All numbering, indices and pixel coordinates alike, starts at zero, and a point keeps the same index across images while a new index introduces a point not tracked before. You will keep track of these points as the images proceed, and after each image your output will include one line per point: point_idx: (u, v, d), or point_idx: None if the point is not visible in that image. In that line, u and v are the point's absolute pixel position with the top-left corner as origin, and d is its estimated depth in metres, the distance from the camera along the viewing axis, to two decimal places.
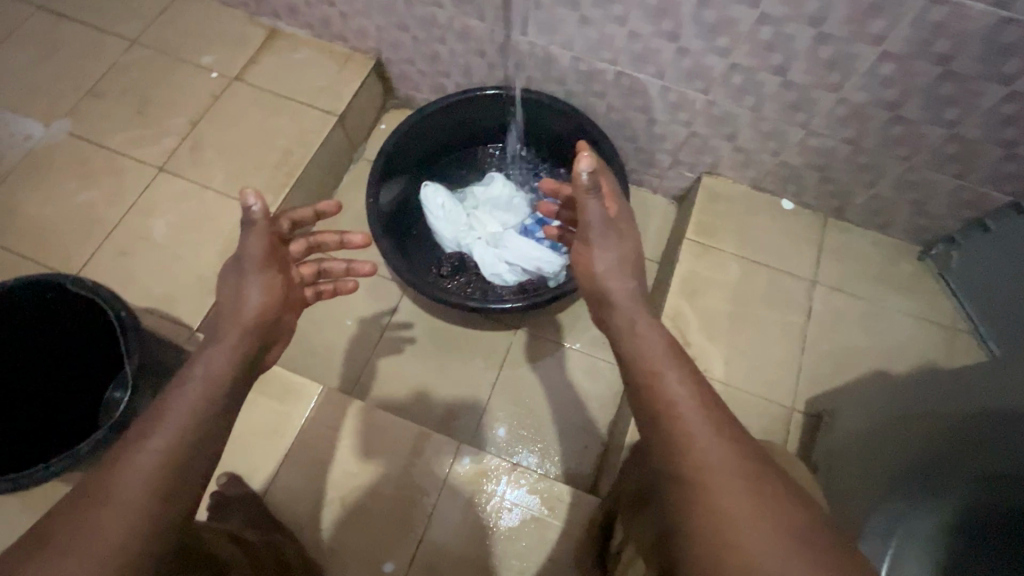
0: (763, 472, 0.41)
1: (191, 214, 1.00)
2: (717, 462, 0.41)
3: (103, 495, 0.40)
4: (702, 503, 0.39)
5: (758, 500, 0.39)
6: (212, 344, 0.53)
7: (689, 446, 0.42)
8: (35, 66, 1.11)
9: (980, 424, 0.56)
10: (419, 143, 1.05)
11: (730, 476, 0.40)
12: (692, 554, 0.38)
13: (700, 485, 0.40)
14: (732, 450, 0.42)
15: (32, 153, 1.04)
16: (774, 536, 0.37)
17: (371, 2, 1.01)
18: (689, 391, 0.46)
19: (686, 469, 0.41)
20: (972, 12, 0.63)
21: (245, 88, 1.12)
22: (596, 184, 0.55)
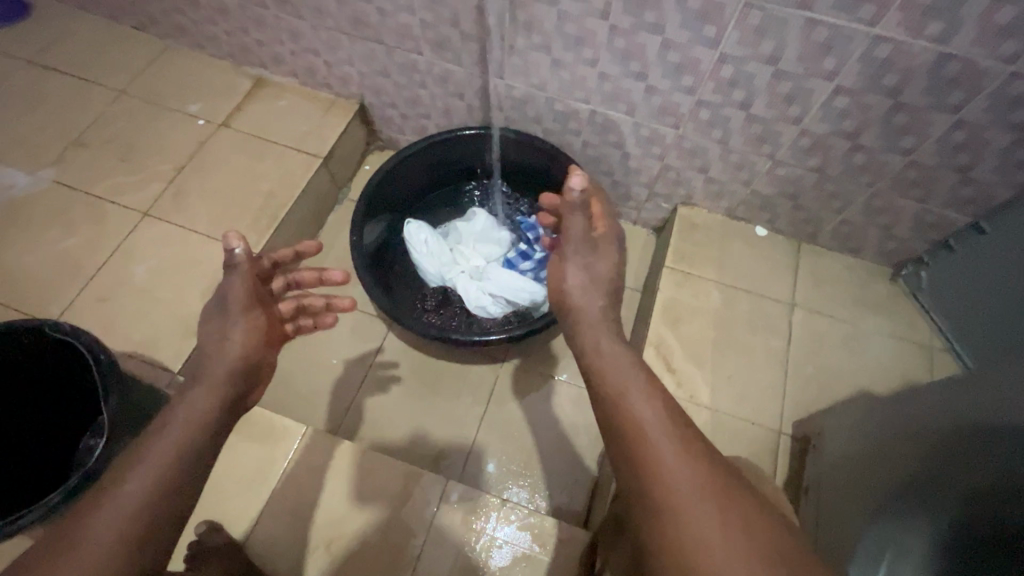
0: (733, 493, 0.41)
1: (174, 258, 1.00)
2: (687, 487, 0.41)
3: (68, 554, 0.40)
4: (676, 531, 0.39)
5: (732, 525, 0.39)
6: (187, 388, 0.53)
7: (662, 470, 0.42)
8: (24, 118, 1.13)
9: (976, 437, 0.56)
10: (402, 182, 1.08)
11: (701, 499, 0.40)
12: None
13: (671, 513, 0.40)
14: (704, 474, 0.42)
15: (16, 202, 1.04)
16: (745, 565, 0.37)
17: (356, 51, 1.05)
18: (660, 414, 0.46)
19: (659, 494, 0.41)
20: (915, 49, 0.68)
21: (231, 134, 1.14)
22: (584, 202, 0.59)
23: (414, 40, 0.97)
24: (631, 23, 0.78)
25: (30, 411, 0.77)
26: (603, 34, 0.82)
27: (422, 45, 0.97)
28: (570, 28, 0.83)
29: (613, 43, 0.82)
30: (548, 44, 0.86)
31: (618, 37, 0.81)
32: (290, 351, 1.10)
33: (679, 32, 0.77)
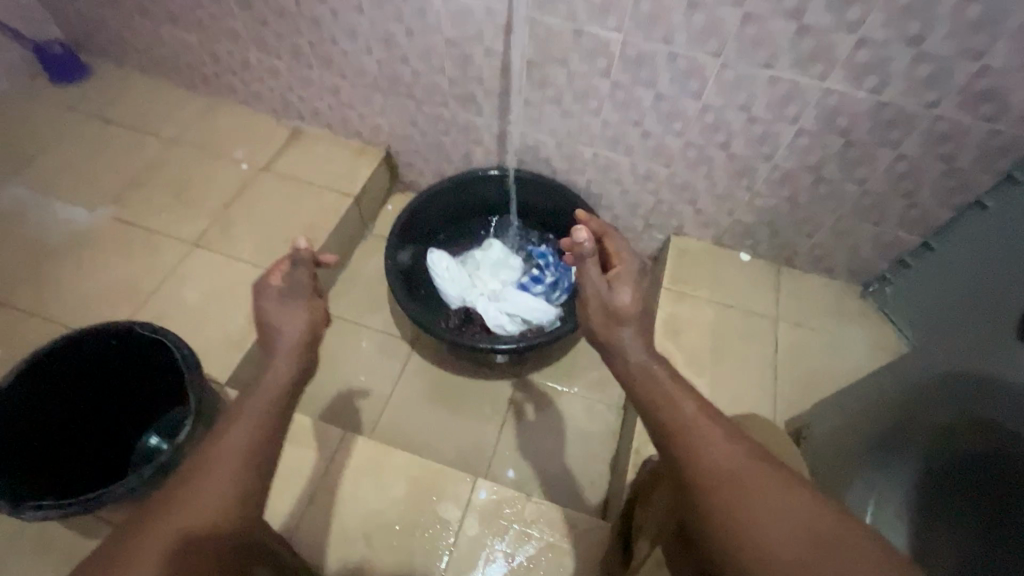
0: (775, 475, 0.48)
1: (221, 283, 1.10)
2: (736, 475, 0.48)
3: (178, 500, 0.48)
4: (733, 516, 0.46)
5: (781, 505, 0.46)
6: (256, 388, 0.58)
7: (702, 451, 0.50)
8: (85, 162, 1.26)
9: (961, 385, 0.63)
10: (428, 215, 1.22)
11: (748, 482, 0.48)
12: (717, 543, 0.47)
13: (725, 499, 0.47)
14: (748, 462, 0.49)
15: (76, 234, 1.15)
16: (797, 536, 0.44)
17: (388, 104, 1.22)
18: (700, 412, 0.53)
19: (714, 485, 0.48)
20: (857, 97, 0.85)
21: (272, 176, 1.28)
22: (593, 248, 0.61)
23: (442, 95, 1.14)
24: (628, 79, 0.95)
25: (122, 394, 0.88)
26: (605, 89, 0.99)
27: (448, 99, 1.14)
28: (577, 84, 1.00)
29: (613, 95, 0.99)
30: (558, 96, 1.03)
31: (618, 90, 0.98)
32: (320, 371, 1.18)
33: (668, 86, 0.94)
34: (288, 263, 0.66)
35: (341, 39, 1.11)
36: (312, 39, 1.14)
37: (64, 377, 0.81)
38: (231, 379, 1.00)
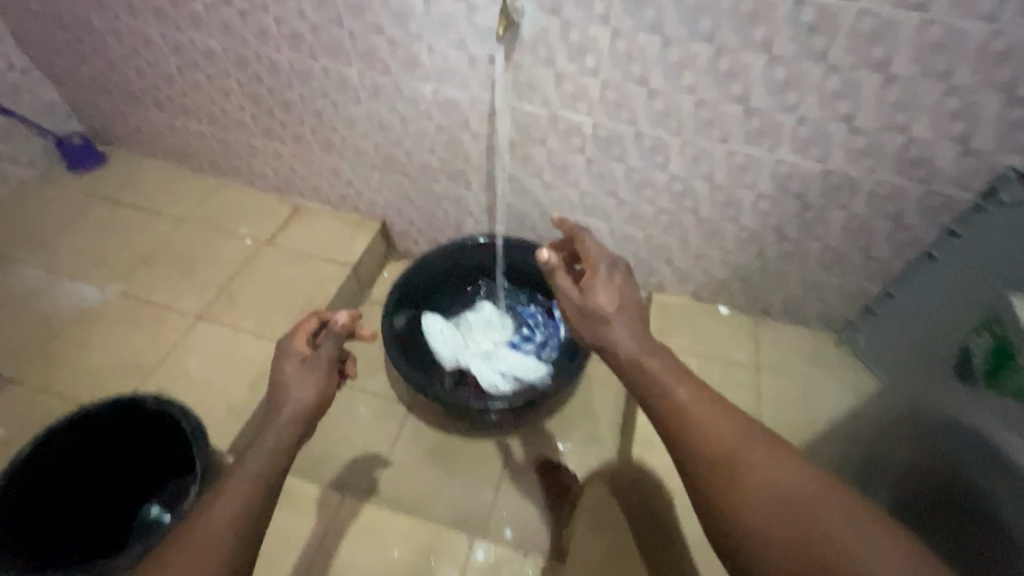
0: (765, 452, 0.62)
1: (224, 353, 1.15)
2: (727, 454, 0.62)
3: (196, 536, 0.61)
4: (738, 494, 0.60)
5: (772, 479, 0.60)
6: (265, 443, 0.69)
7: (698, 423, 0.64)
8: (97, 243, 1.34)
9: (974, 447, 0.66)
10: (421, 282, 1.28)
11: (740, 444, 0.62)
12: (704, 499, 0.63)
13: (728, 484, 0.61)
14: (745, 442, 0.62)
15: (86, 311, 1.20)
16: (787, 503, 0.58)
17: (384, 181, 1.32)
18: (702, 398, 0.66)
19: (712, 472, 0.62)
20: (805, 167, 0.95)
21: (274, 250, 1.36)
22: (557, 266, 0.80)
23: (434, 172, 1.24)
24: (601, 156, 1.06)
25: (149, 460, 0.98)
26: (581, 164, 1.09)
27: (440, 176, 1.24)
28: (556, 161, 1.10)
29: (589, 169, 1.09)
30: (540, 172, 1.14)
31: (593, 165, 1.08)
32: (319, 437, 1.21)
33: (638, 160, 1.04)
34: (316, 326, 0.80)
35: (341, 127, 1.22)
36: (314, 127, 1.25)
37: (78, 448, 0.91)
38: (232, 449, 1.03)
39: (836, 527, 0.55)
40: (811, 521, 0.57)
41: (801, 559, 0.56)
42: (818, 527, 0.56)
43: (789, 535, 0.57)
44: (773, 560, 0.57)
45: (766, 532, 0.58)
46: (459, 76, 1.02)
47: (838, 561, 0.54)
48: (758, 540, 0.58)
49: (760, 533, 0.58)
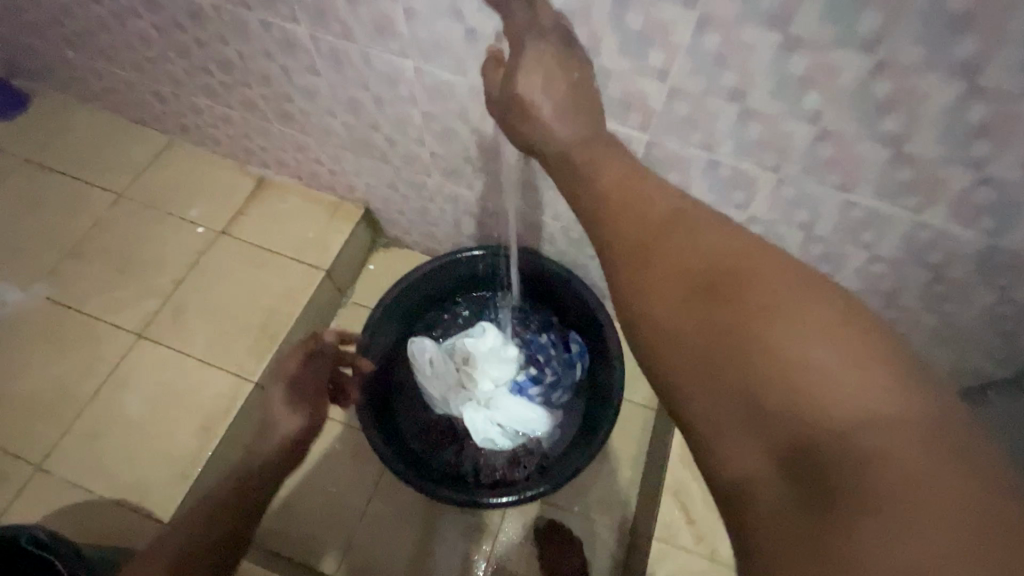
0: (797, 303, 0.36)
1: (168, 388, 0.96)
2: (736, 316, 0.37)
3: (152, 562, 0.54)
4: (703, 346, 0.37)
5: (828, 374, 0.33)
6: (243, 467, 0.64)
7: (674, 237, 0.41)
8: (19, 225, 1.11)
9: None
10: (409, 299, 1.02)
11: (754, 286, 0.37)
12: (713, 363, 0.37)
13: (699, 319, 0.38)
14: (740, 253, 0.39)
15: (7, 321, 1.00)
16: (853, 410, 0.33)
17: (361, 165, 1.01)
18: (681, 220, 0.42)
19: (678, 291, 0.39)
20: (961, 237, 0.63)
21: (230, 242, 1.10)
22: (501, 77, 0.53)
23: (423, 165, 0.93)
24: None
25: None
26: None
27: (431, 169, 0.93)
28: None
29: None
30: None
31: None
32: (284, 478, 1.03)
33: (706, 192, 0.72)
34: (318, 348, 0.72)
35: (297, 98, 0.90)
36: (264, 92, 0.93)
37: None
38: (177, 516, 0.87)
39: (871, 408, 0.32)
40: (818, 386, 0.33)
41: (762, 416, 0.35)
42: (834, 336, 0.34)
43: (782, 384, 0.34)
44: (731, 415, 0.35)
45: (724, 368, 0.36)
46: (452, 54, 0.68)
47: (806, 359, 0.34)
48: (716, 425, 0.36)
49: (721, 372, 0.36)
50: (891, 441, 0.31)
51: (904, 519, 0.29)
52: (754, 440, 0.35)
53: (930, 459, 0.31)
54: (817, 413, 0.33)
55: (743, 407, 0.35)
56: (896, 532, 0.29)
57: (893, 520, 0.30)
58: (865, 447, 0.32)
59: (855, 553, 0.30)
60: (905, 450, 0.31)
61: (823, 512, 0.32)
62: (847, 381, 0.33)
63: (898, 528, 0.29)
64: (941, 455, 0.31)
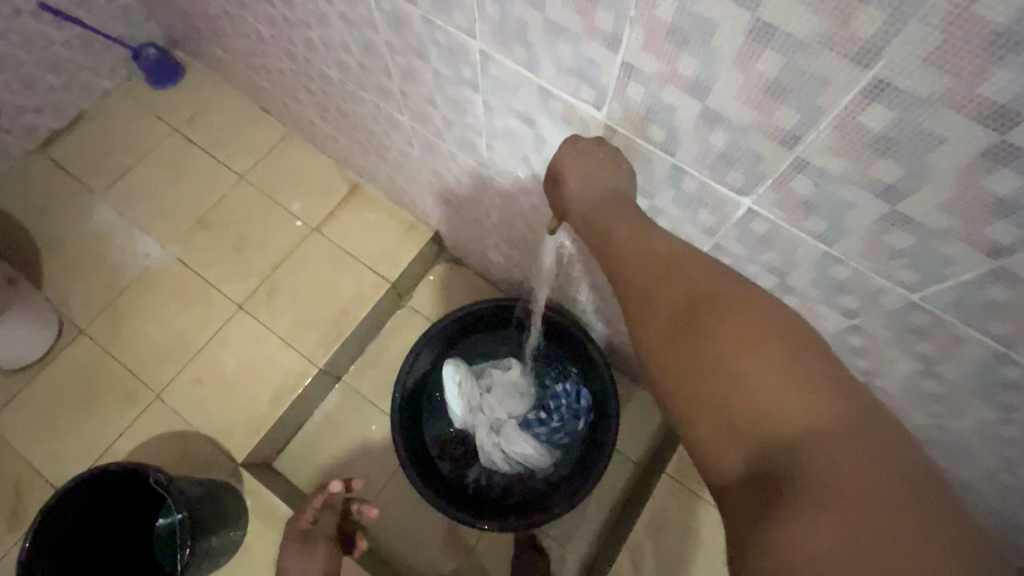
0: (760, 332, 0.45)
1: (256, 356, 1.21)
2: (717, 343, 0.45)
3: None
4: (688, 370, 0.46)
5: (777, 392, 0.42)
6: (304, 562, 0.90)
7: (675, 272, 0.49)
8: (162, 187, 1.35)
9: None
10: (452, 327, 1.19)
11: (731, 317, 0.46)
12: (698, 384, 0.45)
13: (684, 350, 0.47)
14: (720, 291, 0.48)
15: (147, 272, 1.27)
16: (796, 423, 0.41)
17: (437, 206, 1.16)
18: (669, 267, 0.50)
19: (666, 323, 0.48)
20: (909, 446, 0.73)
21: (320, 241, 1.30)
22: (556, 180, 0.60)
23: (488, 228, 1.07)
24: None
25: (107, 536, 0.93)
26: None
27: (494, 232, 1.07)
28: None
29: None
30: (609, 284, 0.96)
31: None
32: (321, 441, 1.21)
33: None
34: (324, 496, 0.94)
35: (395, 153, 1.05)
36: (368, 137, 1.08)
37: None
38: (247, 460, 1.13)
39: (809, 420, 0.41)
40: (766, 406, 0.42)
41: (729, 428, 0.44)
42: (779, 361, 0.43)
43: (745, 403, 0.43)
44: (709, 426, 0.45)
45: (703, 390, 0.45)
46: (520, 180, 0.80)
47: (765, 383, 0.43)
48: (701, 433, 0.45)
49: (704, 393, 0.45)
50: (827, 449, 0.40)
51: (836, 510, 0.38)
52: (730, 444, 0.44)
53: (856, 462, 0.39)
54: (770, 427, 0.42)
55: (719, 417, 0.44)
56: (828, 518, 0.38)
57: (828, 511, 0.38)
58: (806, 453, 0.40)
59: (795, 536, 0.38)
60: (839, 458, 0.40)
61: (772, 503, 0.40)
62: (789, 405, 0.42)
63: (832, 515, 0.38)
64: (865, 458, 0.39)
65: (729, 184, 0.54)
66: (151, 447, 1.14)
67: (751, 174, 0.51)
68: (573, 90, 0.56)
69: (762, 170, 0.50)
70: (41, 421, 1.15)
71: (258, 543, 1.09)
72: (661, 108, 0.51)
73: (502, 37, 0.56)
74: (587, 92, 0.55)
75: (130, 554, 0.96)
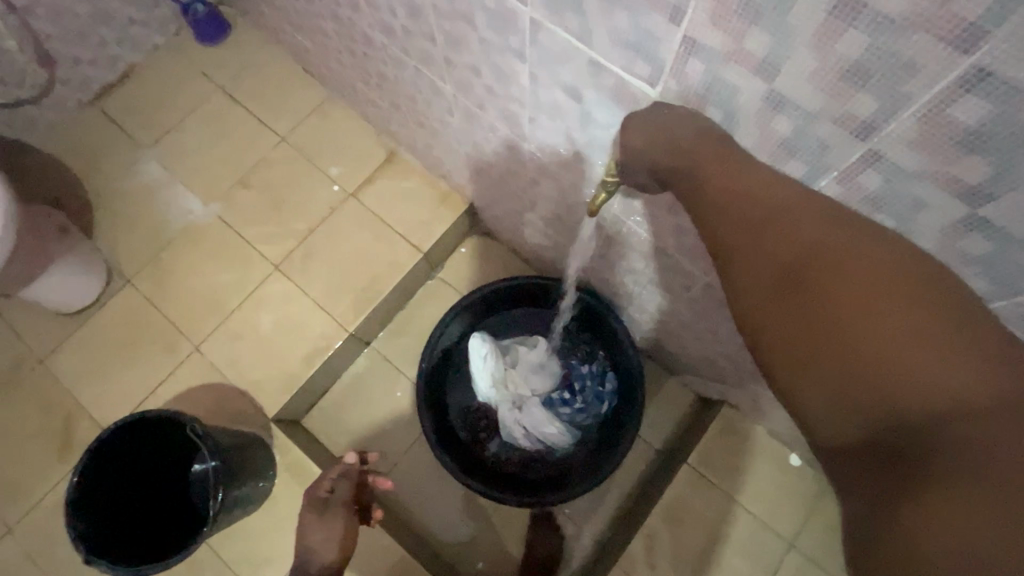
0: (888, 294, 0.39)
1: (290, 316, 1.24)
2: (838, 310, 0.40)
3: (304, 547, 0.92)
4: (806, 340, 0.41)
5: (910, 362, 0.37)
6: (323, 528, 0.93)
7: (779, 221, 0.43)
8: (207, 145, 1.37)
9: None
10: (481, 301, 1.18)
11: (851, 277, 0.40)
12: (816, 354, 0.41)
13: (790, 317, 0.42)
14: (846, 248, 0.41)
15: (190, 228, 1.31)
16: (931, 396, 0.37)
17: (474, 178, 1.15)
18: (770, 219, 0.44)
19: (778, 286, 0.42)
20: None
21: (356, 207, 1.31)
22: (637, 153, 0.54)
23: (524, 204, 1.05)
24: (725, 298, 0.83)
25: (151, 477, 0.99)
26: (698, 284, 0.86)
27: (530, 208, 1.05)
28: (673, 276, 0.89)
29: (708, 292, 0.86)
30: (646, 269, 0.94)
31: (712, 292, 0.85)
32: (349, 403, 1.25)
33: None
34: (339, 471, 0.93)
35: (434, 122, 1.04)
36: (408, 104, 1.07)
37: (86, 511, 0.88)
38: (279, 416, 1.18)
39: (951, 395, 0.36)
40: (900, 380, 0.37)
41: (851, 406, 0.39)
42: (915, 330, 0.37)
43: (879, 378, 0.38)
44: (831, 399, 0.40)
45: (823, 363, 0.40)
46: (561, 157, 0.78)
47: (898, 357, 0.37)
48: (820, 405, 0.41)
49: (832, 368, 0.40)
50: (980, 427, 0.36)
51: (985, 498, 0.34)
52: (857, 417, 0.40)
53: (1011, 443, 0.35)
54: (906, 405, 0.37)
55: (842, 394, 0.40)
56: (984, 507, 0.34)
57: (981, 496, 0.34)
58: (942, 429, 0.37)
59: (936, 522, 0.35)
60: (992, 436, 0.35)
61: (910, 489, 0.37)
62: (925, 379, 0.37)
63: (983, 501, 0.34)
64: (1021, 431, 0.35)
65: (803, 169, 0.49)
66: (189, 396, 1.19)
67: (814, 166, 0.48)
68: (627, 65, 0.53)
69: (828, 161, 0.47)
70: (90, 364, 1.22)
71: (285, 494, 1.14)
72: (721, 89, 0.48)
73: (556, 4, 0.53)
74: (643, 68, 0.52)
75: (174, 494, 1.02)
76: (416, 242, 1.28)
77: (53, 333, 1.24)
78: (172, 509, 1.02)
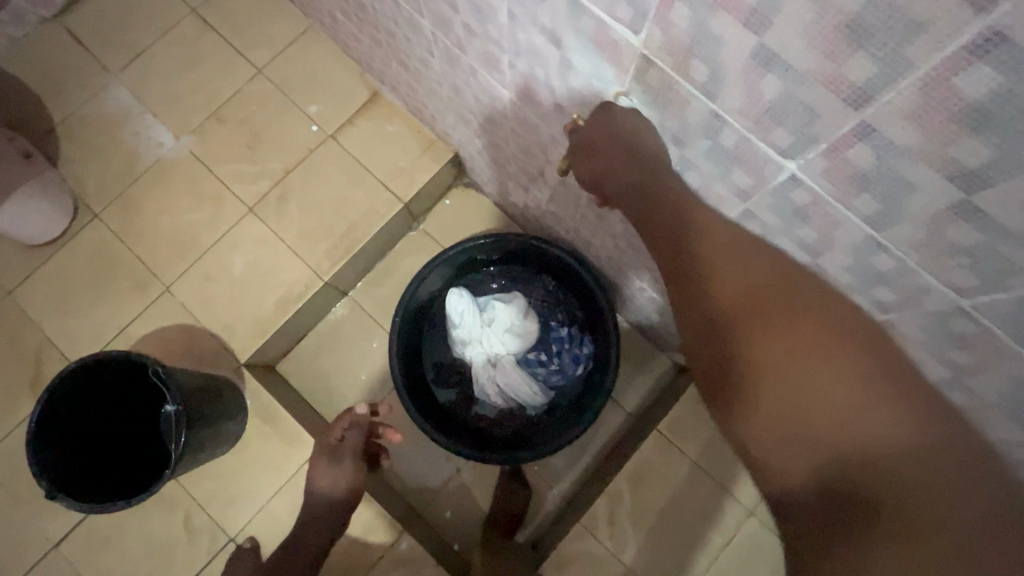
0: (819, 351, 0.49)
1: (263, 261, 1.20)
2: (782, 366, 0.50)
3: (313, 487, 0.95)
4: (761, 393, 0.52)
5: (835, 404, 0.48)
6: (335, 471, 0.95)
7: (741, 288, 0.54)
8: (178, 74, 1.29)
9: None
10: (460, 256, 1.15)
11: (793, 335, 0.50)
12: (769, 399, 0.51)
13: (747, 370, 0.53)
14: (785, 313, 0.52)
15: (162, 161, 1.25)
16: (854, 430, 0.48)
17: (458, 127, 1.08)
18: (730, 282, 0.54)
19: (736, 346, 0.53)
20: None
21: (336, 149, 1.24)
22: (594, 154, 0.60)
23: (507, 156, 1.00)
24: None
25: (115, 419, 0.99)
26: None
27: (514, 163, 1.00)
28: None
29: None
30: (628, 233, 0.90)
31: None
32: (326, 351, 1.26)
33: None
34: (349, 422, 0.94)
35: (416, 62, 0.97)
36: (388, 39, 0.99)
37: (47, 447, 0.87)
38: (250, 361, 1.16)
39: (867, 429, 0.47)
40: (828, 418, 0.49)
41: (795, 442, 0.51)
42: (839, 376, 0.48)
43: (814, 419, 0.49)
44: (777, 443, 0.52)
45: (773, 408, 0.51)
46: (542, 109, 0.72)
47: (827, 400, 0.48)
48: (772, 446, 0.52)
49: (781, 413, 0.51)
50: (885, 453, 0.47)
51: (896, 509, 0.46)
52: (803, 453, 0.50)
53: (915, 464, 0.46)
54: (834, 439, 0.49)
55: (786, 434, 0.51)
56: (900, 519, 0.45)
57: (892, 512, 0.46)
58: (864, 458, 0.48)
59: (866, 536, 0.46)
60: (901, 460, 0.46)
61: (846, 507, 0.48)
62: (847, 416, 0.48)
63: (894, 517, 0.46)
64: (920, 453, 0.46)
65: (791, 240, 0.56)
66: (160, 337, 1.17)
67: (801, 136, 0.44)
68: (607, 7, 0.47)
69: (815, 130, 0.42)
70: (58, 300, 1.19)
71: (255, 438, 1.15)
72: (707, 41, 0.43)
73: None
74: (623, 12, 0.46)
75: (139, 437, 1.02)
76: (397, 191, 1.23)
77: (18, 265, 1.21)
78: (138, 452, 1.02)
